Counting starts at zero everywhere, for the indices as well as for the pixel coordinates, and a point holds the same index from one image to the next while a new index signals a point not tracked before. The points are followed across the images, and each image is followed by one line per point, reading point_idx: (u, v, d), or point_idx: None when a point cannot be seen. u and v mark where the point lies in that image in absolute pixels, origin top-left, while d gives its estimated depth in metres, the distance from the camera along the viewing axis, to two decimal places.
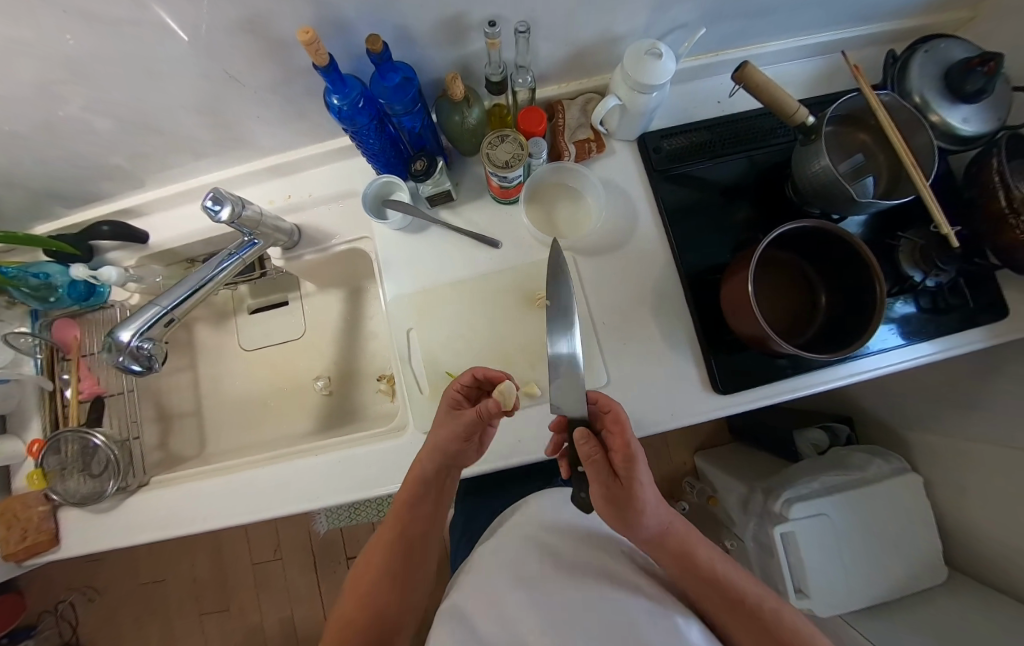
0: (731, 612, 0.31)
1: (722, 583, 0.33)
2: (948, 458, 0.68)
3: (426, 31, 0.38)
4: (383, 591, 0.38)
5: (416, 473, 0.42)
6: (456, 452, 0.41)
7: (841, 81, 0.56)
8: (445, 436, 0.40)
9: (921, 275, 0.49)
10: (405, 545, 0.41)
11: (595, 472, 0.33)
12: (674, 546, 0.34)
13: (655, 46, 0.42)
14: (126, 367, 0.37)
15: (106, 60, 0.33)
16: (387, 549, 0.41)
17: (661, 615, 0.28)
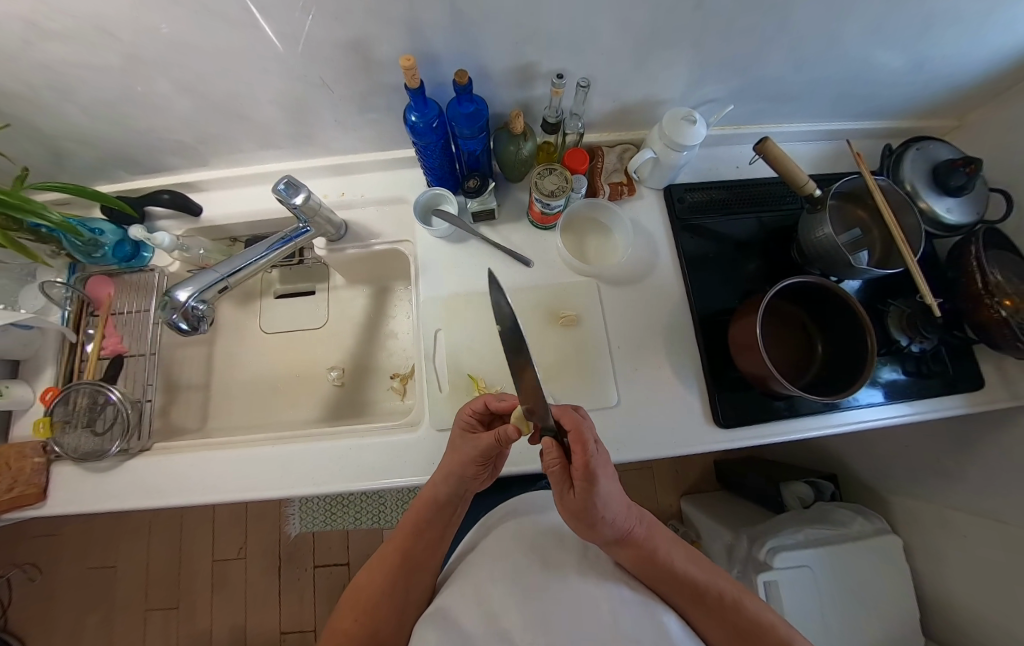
0: (696, 603, 0.36)
1: (686, 578, 0.37)
2: (928, 522, 0.70)
3: (500, 72, 0.44)
4: (382, 600, 0.40)
5: (430, 492, 0.44)
6: (468, 474, 0.42)
7: (843, 164, 0.64)
8: (459, 458, 0.42)
9: (907, 340, 0.55)
10: (408, 558, 0.43)
11: (555, 481, 0.35)
12: (646, 549, 0.37)
13: (691, 114, 0.48)
14: (174, 323, 0.40)
15: (229, 56, 0.38)
16: (391, 560, 0.43)
17: (646, 614, 0.31)
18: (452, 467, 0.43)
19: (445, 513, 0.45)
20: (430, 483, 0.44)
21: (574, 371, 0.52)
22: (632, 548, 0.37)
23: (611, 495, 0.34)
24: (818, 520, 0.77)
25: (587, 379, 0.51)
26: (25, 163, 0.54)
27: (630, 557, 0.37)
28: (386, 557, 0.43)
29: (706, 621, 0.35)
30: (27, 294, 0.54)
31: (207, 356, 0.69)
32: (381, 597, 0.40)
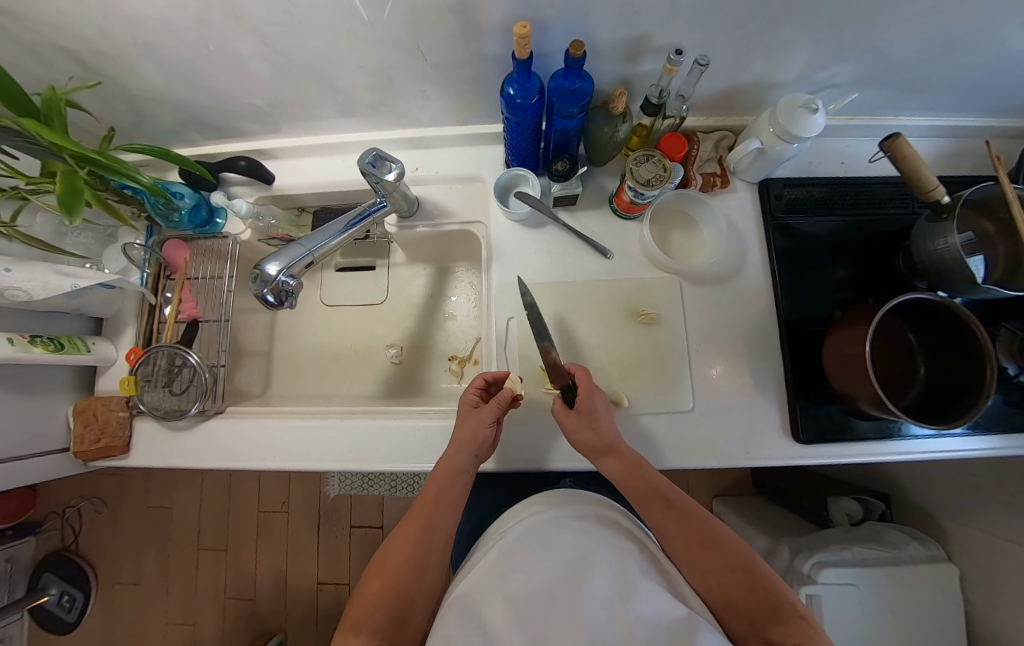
0: (700, 550, 0.34)
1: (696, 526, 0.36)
2: (993, 557, 0.66)
3: (610, 44, 0.40)
4: (396, 584, 0.34)
5: (446, 460, 0.41)
6: (488, 439, 0.43)
7: (969, 165, 0.57)
8: (475, 424, 0.42)
9: (1016, 368, 0.50)
10: (424, 535, 0.38)
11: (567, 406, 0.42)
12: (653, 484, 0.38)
13: (813, 101, 0.43)
14: (262, 295, 0.40)
15: (332, 17, 0.36)
16: (406, 539, 0.37)
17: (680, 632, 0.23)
18: (467, 437, 0.42)
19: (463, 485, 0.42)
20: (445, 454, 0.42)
21: (648, 371, 0.50)
22: (637, 478, 0.39)
23: (607, 418, 0.41)
24: (868, 540, 0.74)
25: (661, 381, 0.50)
26: (111, 121, 0.55)
27: (637, 486, 0.39)
28: (401, 536, 0.38)
29: (709, 569, 0.33)
30: (111, 254, 0.56)
31: (269, 324, 0.71)
32: (396, 581, 0.34)
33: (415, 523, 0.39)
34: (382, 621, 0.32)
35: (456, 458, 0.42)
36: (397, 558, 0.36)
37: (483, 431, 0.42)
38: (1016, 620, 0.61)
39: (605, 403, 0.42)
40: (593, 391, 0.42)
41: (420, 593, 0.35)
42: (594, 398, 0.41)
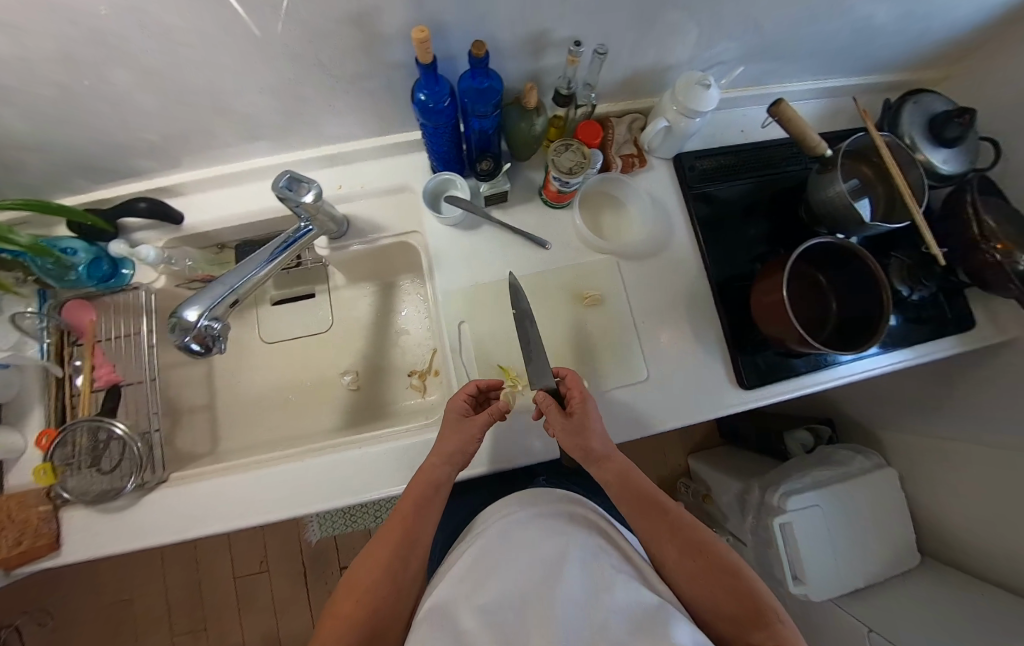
0: (685, 548, 0.35)
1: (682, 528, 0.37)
2: (923, 455, 0.76)
3: (512, 42, 0.41)
4: (380, 579, 0.34)
5: (428, 470, 0.41)
6: (472, 447, 0.42)
7: (843, 120, 0.65)
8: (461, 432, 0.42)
9: (908, 289, 0.58)
10: (411, 532, 0.37)
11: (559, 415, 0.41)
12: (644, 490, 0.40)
13: (704, 78, 0.47)
14: (184, 344, 0.36)
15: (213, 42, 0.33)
16: (392, 534, 0.37)
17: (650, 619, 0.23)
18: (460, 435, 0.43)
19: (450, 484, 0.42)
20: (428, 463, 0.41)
21: (603, 350, 0.52)
22: (626, 486, 0.40)
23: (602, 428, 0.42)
24: (822, 463, 0.83)
25: (616, 356, 0.52)
26: None
27: (628, 494, 0.40)
28: (377, 550, 0.36)
29: (694, 570, 0.33)
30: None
31: (207, 374, 0.65)
32: (381, 576, 0.34)
33: (402, 518, 0.39)
34: (364, 619, 0.31)
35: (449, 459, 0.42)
36: (382, 554, 0.36)
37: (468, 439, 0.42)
38: (955, 508, 0.70)
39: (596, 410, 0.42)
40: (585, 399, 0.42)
41: (404, 594, 0.34)
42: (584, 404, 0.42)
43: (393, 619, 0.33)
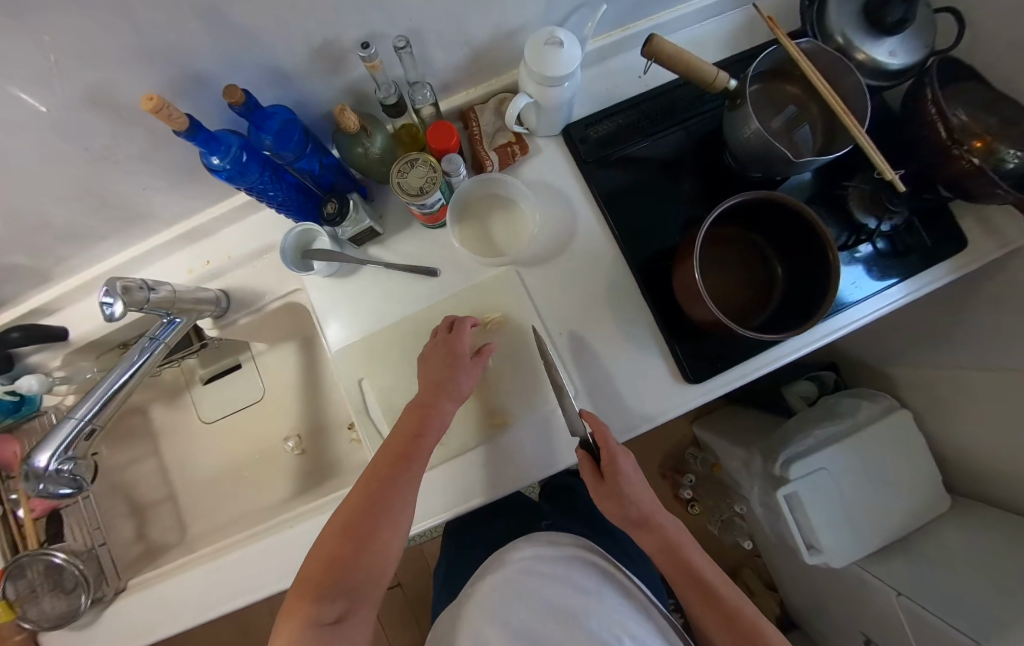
0: (709, 605, 0.34)
1: (707, 582, 0.35)
2: (935, 388, 0.67)
3: (297, 65, 0.35)
4: (359, 543, 0.32)
5: (400, 434, 0.39)
6: (442, 403, 0.41)
7: (763, 32, 0.54)
8: (428, 391, 0.41)
9: (875, 221, 0.49)
10: (395, 489, 0.36)
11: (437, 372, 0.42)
12: (667, 536, 0.38)
13: (553, 34, 0.38)
14: (50, 493, 0.35)
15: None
16: (373, 488, 0.35)
17: None
18: (443, 388, 0.42)
19: (434, 440, 0.40)
20: (401, 424, 0.40)
21: (519, 374, 0.47)
22: (650, 532, 0.38)
23: (636, 481, 0.38)
24: (825, 417, 0.75)
25: (533, 378, 0.46)
26: None
27: (652, 542, 0.38)
28: (347, 508, 0.35)
29: (717, 627, 0.33)
30: None
31: (160, 465, 0.65)
32: (360, 539, 0.33)
33: (384, 472, 0.37)
34: (340, 589, 0.30)
35: (439, 407, 0.41)
36: (360, 512, 0.34)
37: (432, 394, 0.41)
38: (975, 442, 0.62)
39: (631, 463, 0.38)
40: (617, 451, 0.38)
41: (386, 557, 0.33)
42: (619, 459, 0.38)
43: (373, 582, 0.32)
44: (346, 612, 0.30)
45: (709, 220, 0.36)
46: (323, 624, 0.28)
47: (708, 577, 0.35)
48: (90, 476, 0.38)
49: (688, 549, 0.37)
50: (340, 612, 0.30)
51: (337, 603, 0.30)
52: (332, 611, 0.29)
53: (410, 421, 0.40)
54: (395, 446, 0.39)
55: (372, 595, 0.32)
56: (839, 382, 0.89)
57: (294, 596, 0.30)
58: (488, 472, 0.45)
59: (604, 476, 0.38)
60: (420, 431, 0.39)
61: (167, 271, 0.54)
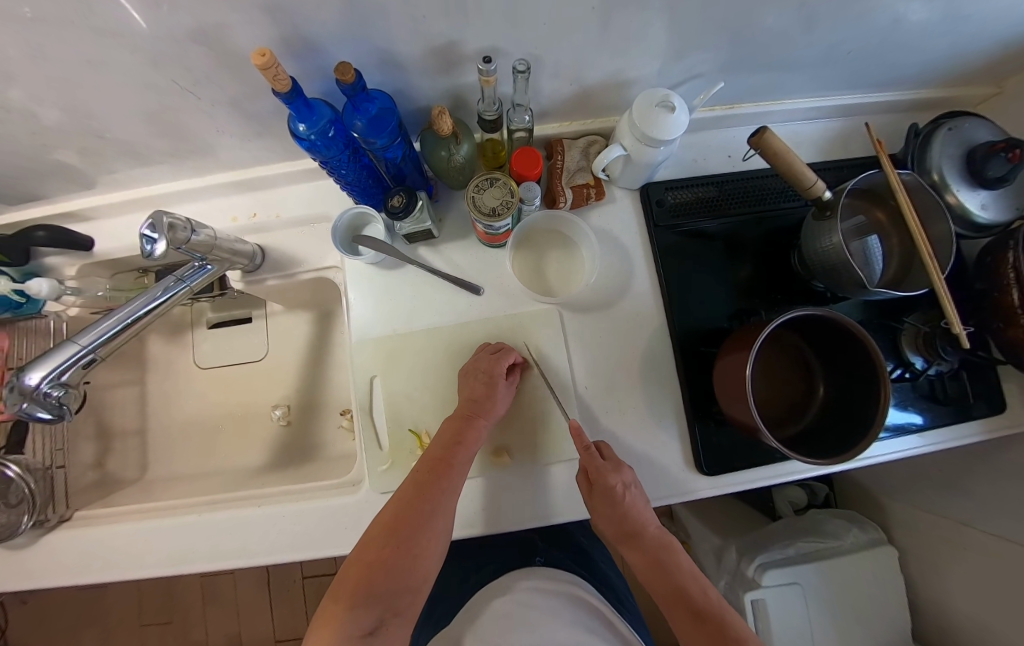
0: (693, 626, 0.32)
1: (691, 600, 0.33)
2: (916, 532, 0.66)
3: (412, 57, 0.34)
4: (395, 550, 0.31)
5: (438, 444, 0.38)
6: (479, 417, 0.39)
7: (854, 146, 0.54)
8: (469, 405, 0.40)
9: (923, 362, 0.48)
10: (432, 498, 0.34)
11: (478, 386, 0.40)
12: (651, 550, 0.37)
13: (668, 98, 0.37)
14: (27, 414, 0.32)
15: (31, 47, 0.28)
16: (411, 495, 0.34)
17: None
18: (480, 403, 0.40)
19: (473, 450, 0.38)
20: (440, 435, 0.38)
21: (531, 415, 0.45)
22: (637, 549, 0.37)
23: (628, 498, 0.36)
24: (809, 530, 0.73)
25: (544, 426, 0.44)
26: None
27: (638, 557, 0.37)
28: (385, 514, 0.33)
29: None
30: None
31: (141, 395, 0.63)
32: (397, 545, 0.31)
33: (421, 479, 0.35)
34: (378, 597, 0.29)
35: (476, 422, 0.39)
36: (398, 517, 0.32)
37: (473, 408, 0.39)
38: (949, 595, 0.60)
39: (622, 480, 0.36)
40: (606, 468, 0.37)
41: (421, 571, 0.32)
42: (607, 475, 0.36)
43: (410, 593, 0.31)
44: (382, 622, 0.29)
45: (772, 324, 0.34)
46: (357, 634, 0.27)
47: (695, 597, 0.33)
48: (75, 406, 0.36)
49: (673, 564, 0.36)
50: (376, 622, 0.29)
51: (374, 611, 0.29)
52: (368, 620, 0.28)
53: (451, 427, 0.39)
54: (435, 453, 0.37)
55: (408, 608, 0.31)
56: (829, 496, 0.88)
57: (332, 595, 0.30)
58: (475, 508, 0.43)
59: (594, 492, 0.37)
60: (459, 440, 0.38)
61: (212, 212, 0.53)
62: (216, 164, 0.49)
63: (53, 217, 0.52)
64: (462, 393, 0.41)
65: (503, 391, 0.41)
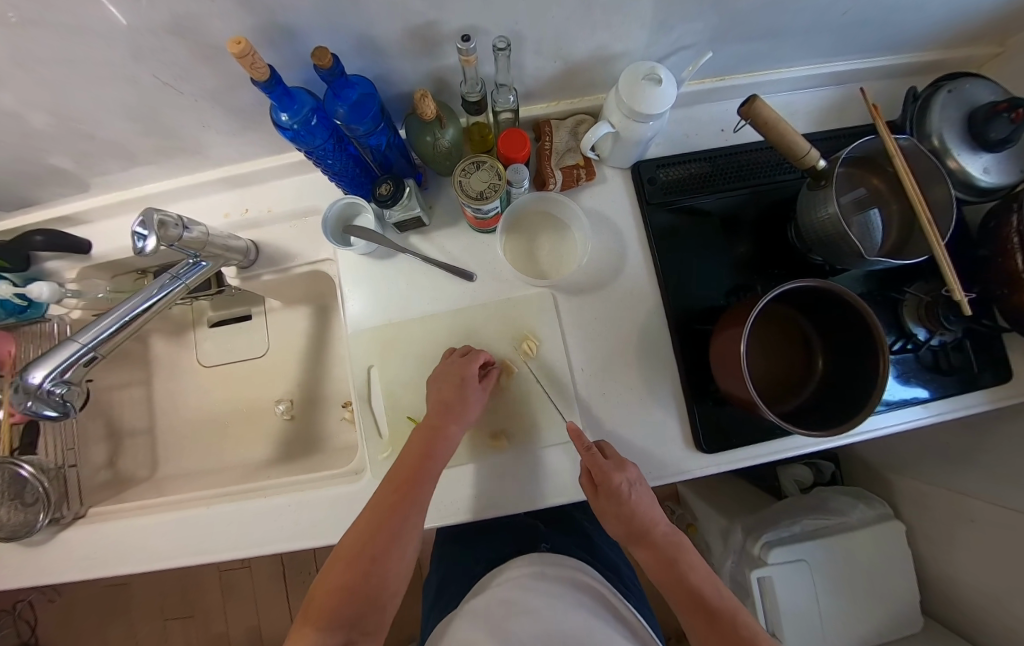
0: (709, 628, 0.32)
1: (703, 599, 0.34)
2: (924, 507, 0.66)
3: (391, 41, 0.34)
4: (361, 571, 0.32)
5: (405, 458, 0.38)
6: (446, 426, 0.39)
7: (851, 115, 0.53)
8: (437, 414, 0.39)
9: (926, 332, 0.47)
10: (401, 514, 0.35)
11: (445, 395, 0.40)
12: (664, 550, 0.37)
13: (654, 71, 0.37)
14: (34, 412, 0.33)
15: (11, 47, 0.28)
16: (378, 513, 0.34)
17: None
18: (450, 409, 0.39)
19: (441, 461, 0.38)
20: (407, 449, 0.38)
21: (528, 400, 0.45)
22: (649, 548, 0.38)
23: (635, 495, 0.36)
24: (816, 509, 0.73)
25: (539, 410, 0.45)
26: None
27: (650, 557, 0.38)
28: (352, 535, 0.34)
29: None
30: None
31: (148, 395, 0.64)
32: (363, 567, 0.32)
33: (388, 496, 0.35)
34: (345, 618, 0.30)
35: (445, 430, 0.39)
36: (365, 538, 0.33)
37: (439, 418, 0.39)
38: (956, 567, 0.60)
39: (627, 478, 0.36)
40: (610, 468, 0.36)
41: (387, 588, 0.32)
42: (611, 474, 0.36)
43: (379, 609, 0.32)
44: (350, 640, 0.30)
45: (766, 297, 0.33)
46: None
47: (706, 596, 0.34)
48: (79, 404, 0.37)
49: (687, 565, 0.36)
50: (345, 641, 0.29)
51: (341, 632, 0.29)
52: (338, 640, 0.29)
53: (419, 440, 0.39)
54: (402, 467, 0.37)
55: (377, 624, 0.32)
56: (835, 474, 0.87)
57: (304, 616, 0.31)
58: (476, 491, 0.43)
59: (600, 492, 0.37)
60: (425, 454, 0.38)
61: (205, 210, 0.54)
62: (206, 162, 0.49)
63: (50, 221, 0.53)
64: (429, 403, 0.41)
65: (473, 398, 0.40)
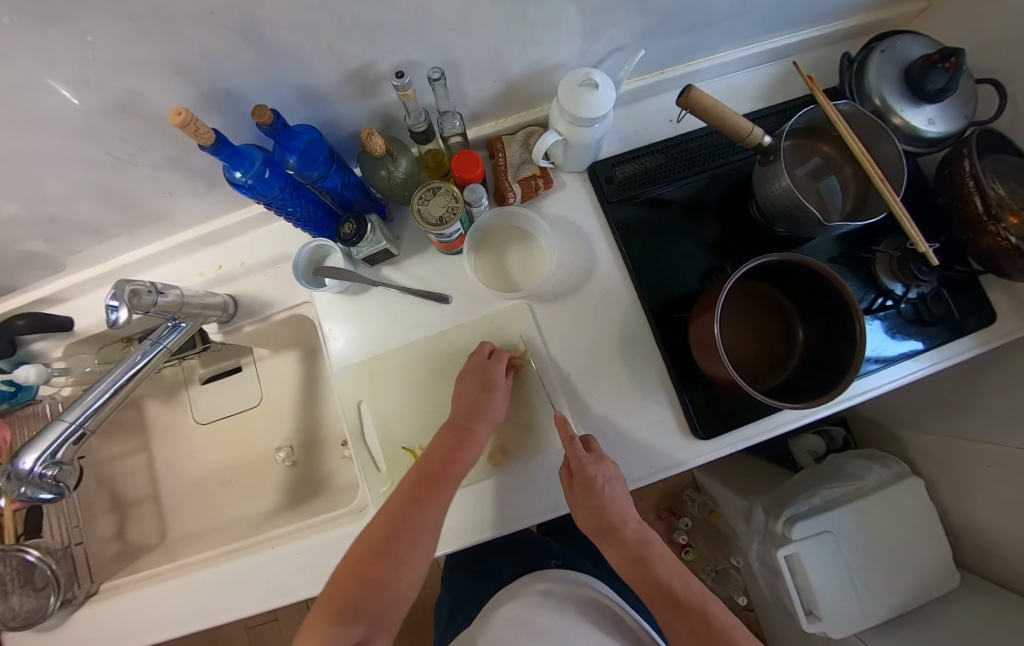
0: (681, 623, 0.31)
1: (673, 594, 0.33)
2: (938, 459, 0.65)
3: (331, 87, 0.35)
4: (383, 566, 0.32)
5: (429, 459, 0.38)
6: (471, 426, 0.40)
7: (794, 87, 0.54)
8: (462, 411, 0.40)
9: (902, 286, 0.48)
10: (423, 514, 0.35)
11: (470, 394, 0.41)
12: (633, 550, 0.36)
13: (588, 77, 0.38)
14: (30, 498, 0.33)
15: None
16: (401, 510, 0.35)
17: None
18: (476, 409, 0.40)
19: (466, 463, 0.39)
20: (431, 449, 0.39)
21: (521, 414, 0.45)
22: (619, 547, 0.37)
23: (610, 488, 0.37)
24: (834, 477, 0.72)
25: (534, 423, 0.45)
26: None
27: (620, 557, 0.37)
28: (373, 530, 0.35)
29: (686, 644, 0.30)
30: None
31: (148, 460, 0.64)
32: (386, 562, 0.32)
33: (413, 494, 0.36)
34: (366, 612, 0.30)
35: (473, 433, 0.39)
36: (387, 534, 0.34)
37: (466, 414, 0.40)
38: (980, 517, 0.59)
39: (602, 471, 0.36)
40: (585, 458, 0.37)
41: (407, 585, 0.33)
42: (587, 465, 0.36)
43: (397, 608, 0.32)
44: (369, 635, 0.30)
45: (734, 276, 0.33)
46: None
47: (678, 591, 0.33)
48: (72, 482, 0.37)
49: (656, 561, 0.35)
50: (365, 636, 0.29)
51: (359, 626, 0.29)
52: (357, 632, 0.29)
53: (444, 442, 0.39)
54: (426, 467, 0.38)
55: (393, 621, 0.32)
56: (847, 438, 0.87)
57: (318, 611, 0.30)
58: (482, 513, 0.43)
59: (574, 482, 0.37)
60: (453, 456, 0.38)
61: (180, 272, 0.54)
62: (174, 225, 0.50)
63: (31, 303, 0.54)
64: (456, 403, 0.41)
65: (497, 398, 0.41)
